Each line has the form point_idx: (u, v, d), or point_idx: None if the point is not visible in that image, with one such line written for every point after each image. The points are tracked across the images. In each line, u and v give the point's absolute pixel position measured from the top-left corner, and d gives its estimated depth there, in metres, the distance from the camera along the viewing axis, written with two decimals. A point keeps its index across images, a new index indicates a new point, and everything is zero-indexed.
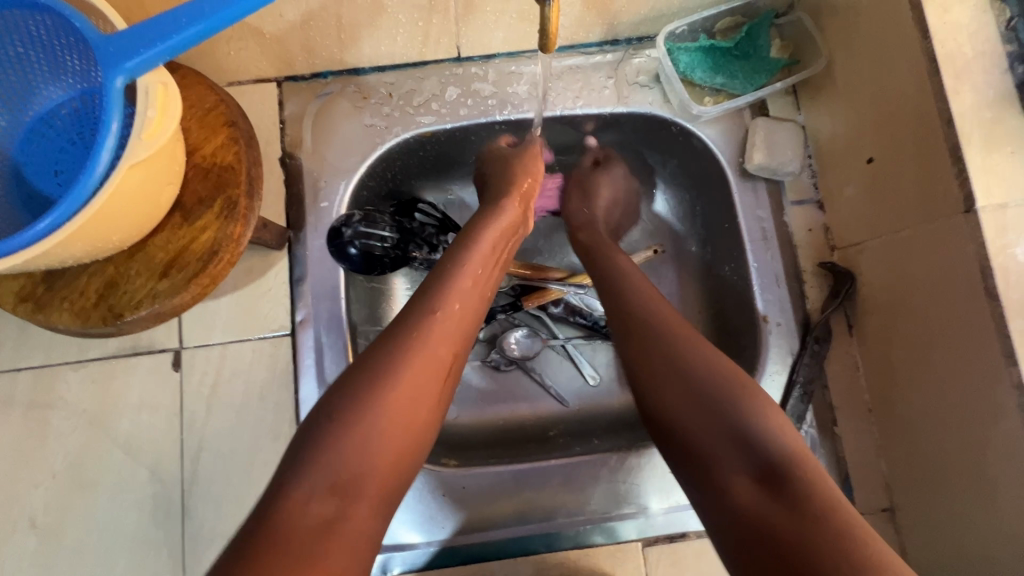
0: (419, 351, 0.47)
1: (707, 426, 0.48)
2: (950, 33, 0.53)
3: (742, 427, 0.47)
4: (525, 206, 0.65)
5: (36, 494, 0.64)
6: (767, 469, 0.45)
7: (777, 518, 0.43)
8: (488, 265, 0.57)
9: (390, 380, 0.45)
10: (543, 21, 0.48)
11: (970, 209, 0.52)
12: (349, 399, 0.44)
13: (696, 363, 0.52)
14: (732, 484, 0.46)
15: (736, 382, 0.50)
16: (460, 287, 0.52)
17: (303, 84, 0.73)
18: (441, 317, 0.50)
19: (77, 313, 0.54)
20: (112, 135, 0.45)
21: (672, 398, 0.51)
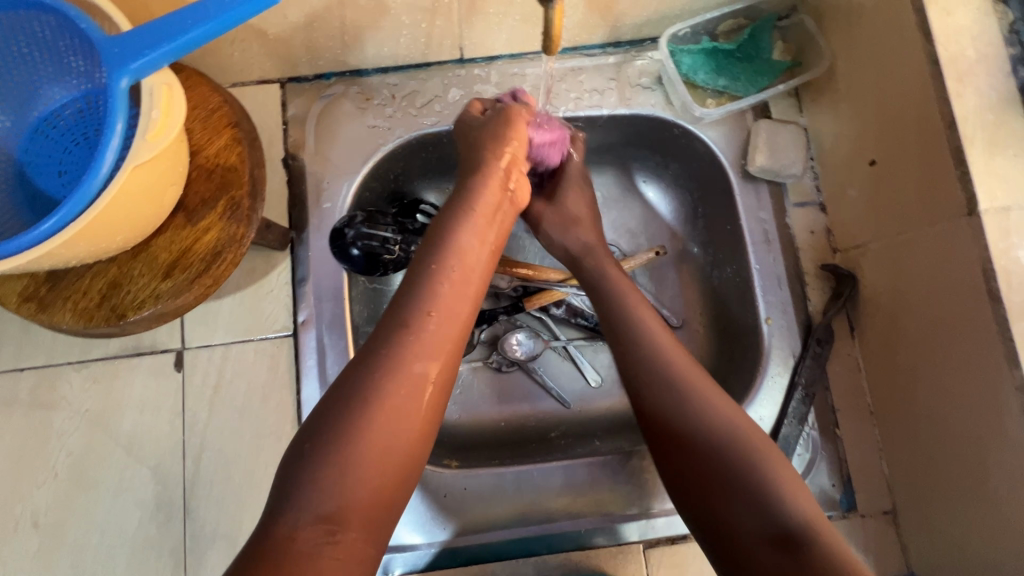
0: (391, 380, 0.45)
1: (719, 483, 0.48)
2: (953, 36, 0.53)
3: (754, 483, 0.47)
4: (505, 184, 0.58)
5: (38, 494, 0.64)
6: (780, 527, 0.45)
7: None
8: (467, 258, 0.52)
9: (363, 414, 0.43)
10: (546, 23, 0.49)
11: (973, 212, 0.52)
12: (336, 417, 0.43)
13: (707, 413, 0.51)
14: (747, 543, 0.46)
15: (747, 435, 0.49)
16: (433, 295, 0.49)
17: (306, 85, 0.73)
18: (412, 335, 0.47)
19: (80, 313, 0.54)
20: (116, 137, 0.45)
21: (684, 450, 0.50)
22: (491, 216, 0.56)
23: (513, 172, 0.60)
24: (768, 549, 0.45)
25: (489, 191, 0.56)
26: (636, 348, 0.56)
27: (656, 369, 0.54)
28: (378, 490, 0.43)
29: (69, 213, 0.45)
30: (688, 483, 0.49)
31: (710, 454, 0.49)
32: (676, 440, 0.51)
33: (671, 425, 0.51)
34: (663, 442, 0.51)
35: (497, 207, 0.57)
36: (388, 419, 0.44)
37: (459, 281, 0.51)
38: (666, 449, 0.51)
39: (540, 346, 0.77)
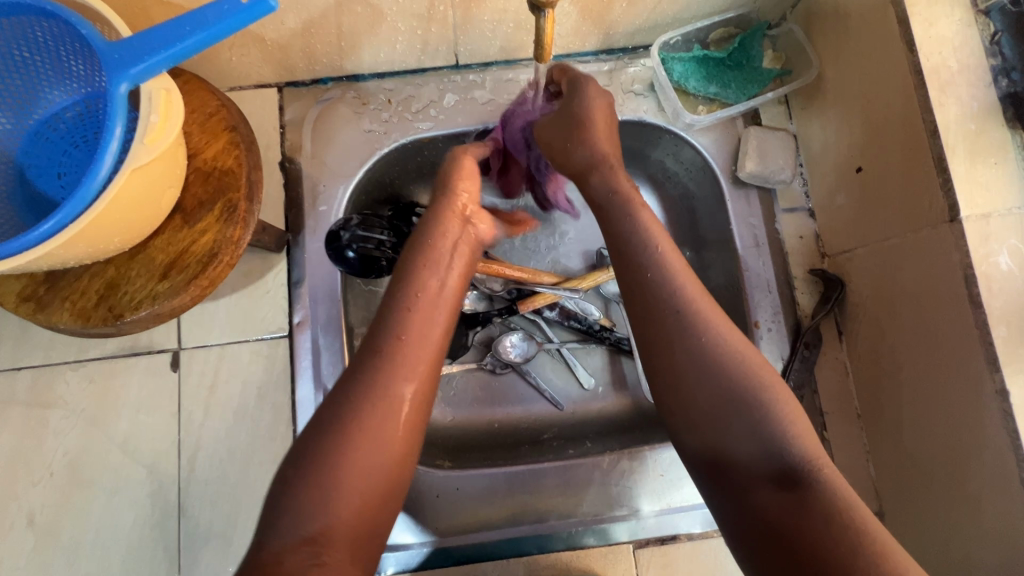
0: (370, 407, 0.45)
1: (724, 425, 0.46)
2: (936, 46, 0.55)
3: (760, 428, 0.45)
4: (467, 214, 0.58)
5: (34, 493, 0.65)
6: (783, 466, 0.44)
7: (793, 519, 0.42)
8: (433, 289, 0.53)
9: (343, 438, 0.44)
10: (537, 32, 0.49)
11: (955, 219, 0.53)
12: (319, 443, 0.44)
13: (717, 357, 0.48)
14: (746, 483, 0.45)
15: (757, 380, 0.47)
16: (402, 323, 0.50)
17: (304, 89, 0.75)
18: (384, 363, 0.48)
19: (78, 313, 0.55)
20: (115, 140, 0.46)
21: (691, 391, 0.48)
22: (452, 250, 0.56)
23: (473, 202, 0.60)
24: (769, 489, 0.44)
25: (447, 229, 0.56)
26: (647, 279, 0.52)
27: (668, 301, 0.50)
28: (364, 507, 0.44)
29: (69, 214, 0.46)
30: (691, 426, 0.48)
31: (718, 396, 0.47)
32: (683, 379, 0.48)
33: (678, 362, 0.49)
34: (669, 381, 0.49)
35: (458, 236, 0.57)
36: (367, 443, 0.45)
37: (426, 309, 0.51)
38: (674, 386, 0.48)
39: (533, 349, 0.78)
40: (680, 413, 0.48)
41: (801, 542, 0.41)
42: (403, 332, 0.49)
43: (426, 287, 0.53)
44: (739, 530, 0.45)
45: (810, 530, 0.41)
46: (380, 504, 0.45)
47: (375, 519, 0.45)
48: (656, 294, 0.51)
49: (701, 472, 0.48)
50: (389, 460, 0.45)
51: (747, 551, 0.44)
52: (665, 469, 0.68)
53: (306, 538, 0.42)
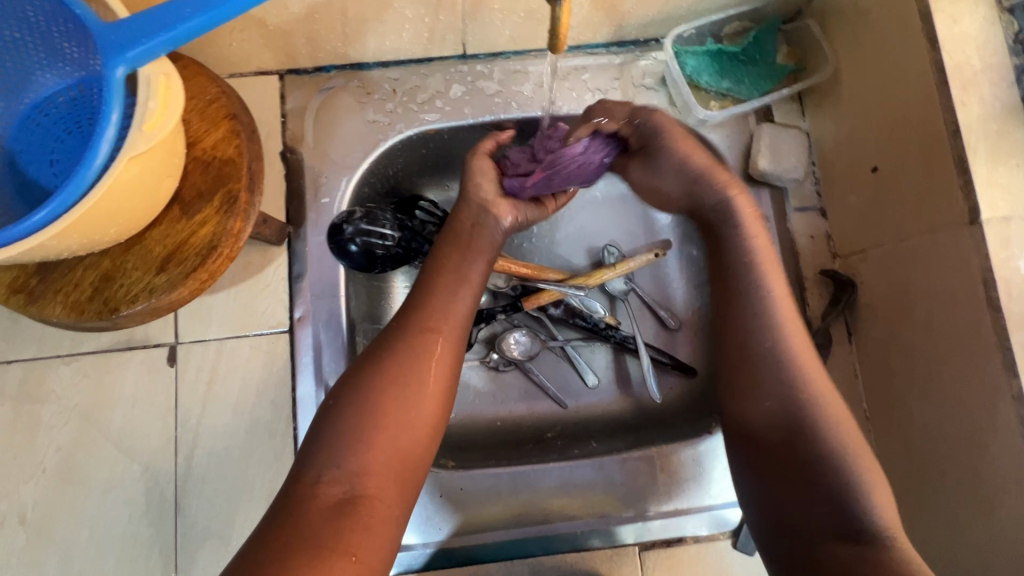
0: (399, 380, 0.49)
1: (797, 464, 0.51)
2: (959, 44, 0.53)
3: (833, 471, 0.49)
4: (486, 197, 0.61)
5: (25, 490, 0.63)
6: (849, 518, 0.48)
7: (847, 555, 0.46)
8: (456, 265, 0.57)
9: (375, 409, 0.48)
10: (553, 20, 0.47)
11: (975, 221, 0.52)
12: (355, 401, 0.48)
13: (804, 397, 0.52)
14: (812, 523, 0.49)
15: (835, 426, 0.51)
16: (431, 297, 0.55)
17: (306, 77, 0.72)
18: (419, 338, 0.52)
19: (71, 306, 0.53)
20: (111, 127, 0.44)
21: (774, 438, 0.52)
22: (472, 233, 0.59)
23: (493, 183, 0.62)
24: (829, 525, 0.48)
25: (466, 216, 0.61)
26: (747, 317, 0.56)
27: (769, 349, 0.54)
28: (393, 461, 0.47)
29: (63, 203, 0.44)
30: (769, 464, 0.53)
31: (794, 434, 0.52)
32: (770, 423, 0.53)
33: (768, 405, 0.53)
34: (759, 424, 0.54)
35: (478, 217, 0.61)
36: (395, 412, 0.48)
37: (451, 286, 0.56)
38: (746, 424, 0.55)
39: (537, 346, 0.76)
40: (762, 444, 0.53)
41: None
42: (436, 303, 0.54)
43: (447, 266, 0.57)
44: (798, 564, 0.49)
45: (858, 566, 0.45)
46: (415, 462, 0.48)
47: (404, 483, 0.48)
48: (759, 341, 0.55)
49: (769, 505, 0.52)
50: (419, 437, 0.49)
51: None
52: (673, 468, 0.67)
53: (336, 478, 0.45)
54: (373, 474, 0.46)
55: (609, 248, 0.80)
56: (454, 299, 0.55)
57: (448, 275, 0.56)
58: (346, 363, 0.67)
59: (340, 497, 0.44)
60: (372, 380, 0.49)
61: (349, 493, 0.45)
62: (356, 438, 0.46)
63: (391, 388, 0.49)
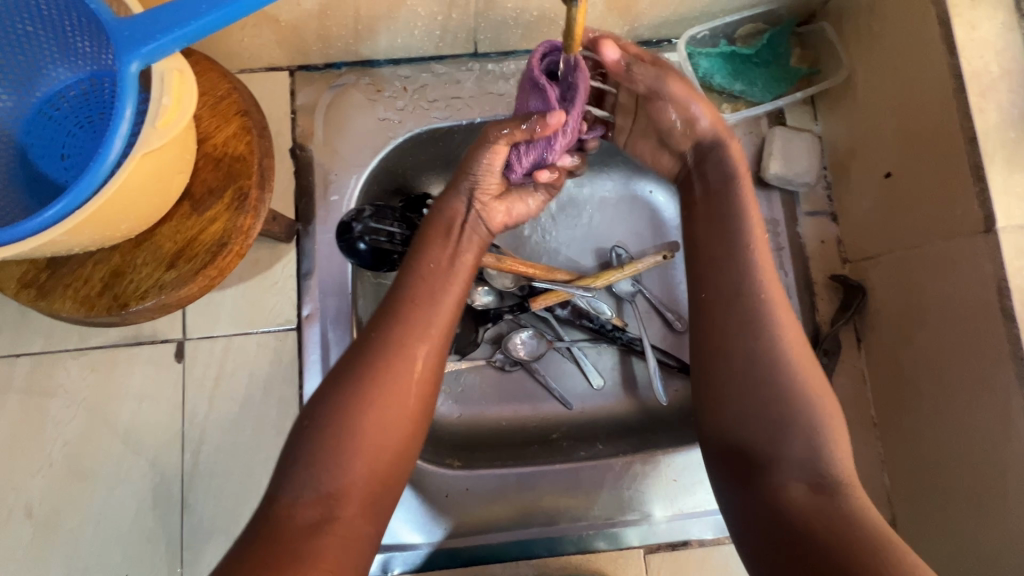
0: (385, 371, 0.49)
1: (767, 424, 0.49)
2: (977, 51, 0.53)
3: (802, 433, 0.48)
4: (478, 194, 0.60)
5: (33, 483, 0.63)
6: (815, 478, 0.47)
7: (812, 516, 0.45)
8: (444, 254, 0.57)
9: (362, 402, 0.48)
10: (568, 21, 0.46)
11: (990, 229, 0.52)
12: (335, 416, 0.47)
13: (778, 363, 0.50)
14: (779, 482, 0.48)
15: (802, 389, 0.50)
16: (420, 290, 0.54)
17: (316, 74, 0.72)
18: (406, 330, 0.52)
19: (81, 301, 0.53)
20: (125, 122, 0.44)
21: (733, 390, 0.52)
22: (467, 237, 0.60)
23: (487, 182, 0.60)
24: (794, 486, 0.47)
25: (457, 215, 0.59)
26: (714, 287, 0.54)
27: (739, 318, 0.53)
28: (373, 479, 0.48)
29: (76, 200, 0.44)
30: (735, 429, 0.51)
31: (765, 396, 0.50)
32: (743, 385, 0.51)
33: (734, 365, 0.52)
34: (731, 386, 0.51)
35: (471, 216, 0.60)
36: (378, 405, 0.48)
37: (439, 273, 0.56)
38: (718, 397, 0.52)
39: (544, 347, 0.76)
40: (732, 404, 0.51)
41: (812, 543, 0.43)
42: (422, 314, 0.53)
43: (434, 260, 0.56)
44: (759, 528, 0.47)
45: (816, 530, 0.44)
46: (392, 477, 0.49)
47: (376, 501, 0.48)
48: (734, 307, 0.53)
49: (726, 470, 0.51)
50: (400, 427, 0.49)
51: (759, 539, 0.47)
52: (681, 468, 0.67)
53: (312, 502, 0.45)
54: (350, 493, 0.46)
55: (617, 249, 0.80)
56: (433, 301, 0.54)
57: (435, 283, 0.55)
58: None
59: (315, 519, 0.44)
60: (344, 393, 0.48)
61: (328, 512, 0.45)
62: (338, 460, 0.46)
63: (369, 405, 0.48)
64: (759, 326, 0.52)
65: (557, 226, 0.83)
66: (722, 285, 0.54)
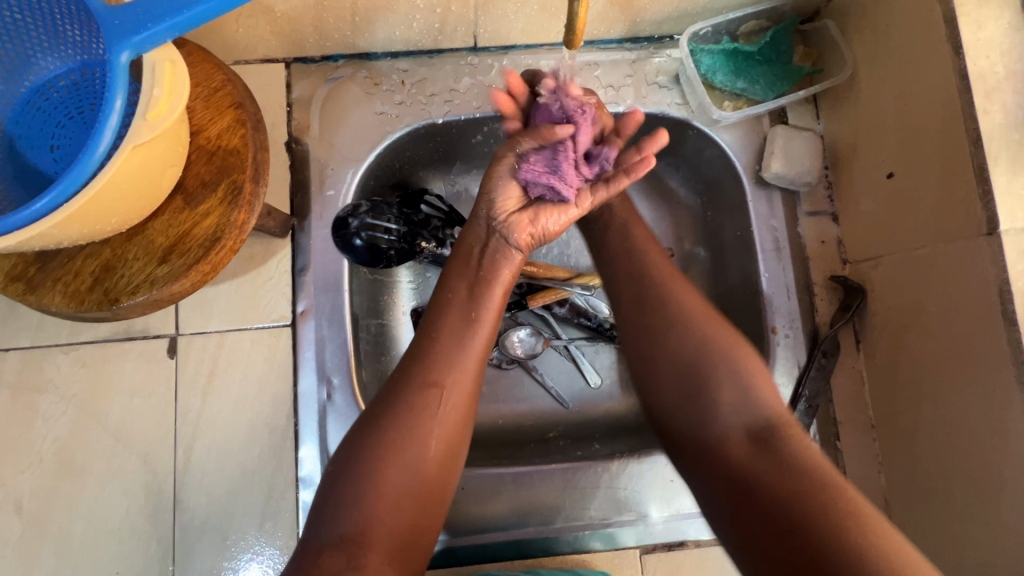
0: (414, 414, 0.49)
1: (699, 398, 0.52)
2: (983, 50, 0.52)
3: (742, 420, 0.51)
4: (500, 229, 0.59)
5: (22, 479, 0.62)
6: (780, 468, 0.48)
7: (761, 471, 0.48)
8: (466, 292, 0.56)
9: (388, 449, 0.48)
10: (570, 16, 0.47)
11: (993, 232, 0.51)
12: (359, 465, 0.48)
13: (704, 340, 0.54)
14: (727, 459, 0.50)
15: (736, 381, 0.52)
16: (447, 329, 0.54)
17: (313, 66, 0.71)
18: (437, 371, 0.51)
19: (71, 296, 0.52)
20: (115, 114, 0.43)
21: (677, 396, 0.53)
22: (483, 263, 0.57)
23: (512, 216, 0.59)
24: (738, 447, 0.50)
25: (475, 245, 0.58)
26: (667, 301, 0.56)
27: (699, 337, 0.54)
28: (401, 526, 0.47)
29: (64, 191, 0.43)
30: (678, 422, 0.53)
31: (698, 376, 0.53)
32: (677, 370, 0.53)
33: (665, 348, 0.54)
34: (664, 372, 0.54)
35: (498, 250, 0.58)
36: (400, 449, 0.48)
37: (462, 310, 0.55)
38: (671, 411, 0.54)
39: (541, 345, 0.76)
40: (668, 389, 0.54)
41: (772, 504, 0.46)
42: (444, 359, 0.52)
43: (456, 295, 0.55)
44: (721, 499, 0.49)
45: (771, 489, 0.46)
46: (420, 520, 0.48)
47: (403, 550, 0.47)
48: (656, 291, 0.57)
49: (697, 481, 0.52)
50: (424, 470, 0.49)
51: (721, 511, 0.49)
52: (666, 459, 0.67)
53: (336, 554, 0.45)
54: (374, 541, 0.46)
55: None
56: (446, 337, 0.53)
57: (456, 319, 0.54)
58: (348, 358, 0.66)
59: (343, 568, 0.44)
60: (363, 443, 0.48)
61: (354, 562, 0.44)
62: (361, 506, 0.46)
63: (392, 454, 0.48)
64: (686, 308, 0.55)
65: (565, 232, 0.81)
66: (658, 284, 0.57)
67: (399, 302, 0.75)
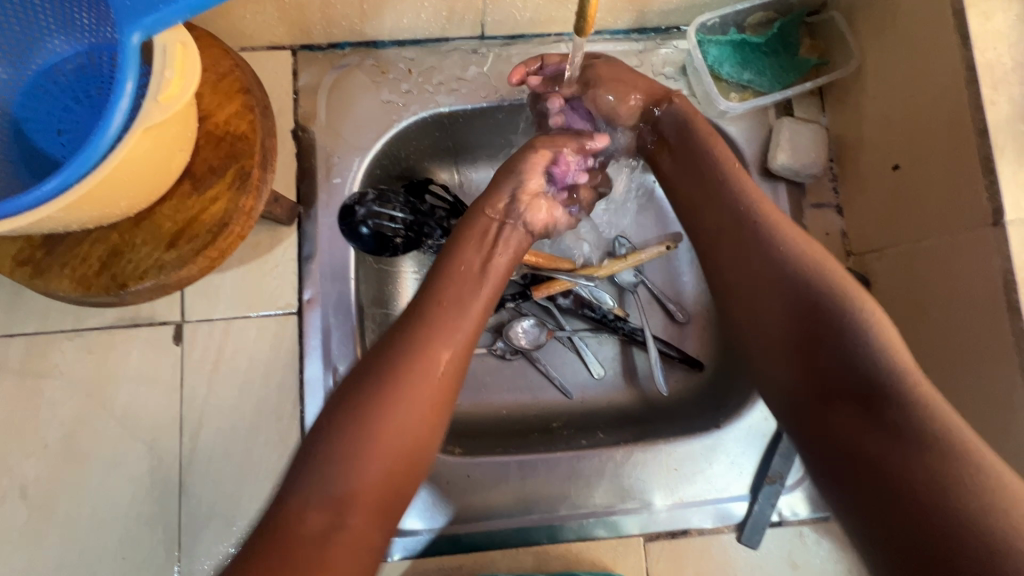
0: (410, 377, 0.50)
1: (804, 349, 0.50)
2: (990, 42, 0.53)
3: (844, 358, 0.48)
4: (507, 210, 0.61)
5: (27, 465, 0.62)
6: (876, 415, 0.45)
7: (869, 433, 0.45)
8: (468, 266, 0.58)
9: (383, 410, 0.48)
10: (582, 3, 0.46)
11: (999, 222, 0.52)
12: (352, 425, 0.47)
13: (811, 298, 0.51)
14: (823, 392, 0.49)
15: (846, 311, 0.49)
16: (449, 295, 0.55)
17: (319, 54, 0.71)
18: (434, 333, 0.53)
19: (78, 281, 0.52)
20: (126, 97, 0.43)
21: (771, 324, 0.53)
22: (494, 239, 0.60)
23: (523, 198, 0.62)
24: (845, 409, 0.47)
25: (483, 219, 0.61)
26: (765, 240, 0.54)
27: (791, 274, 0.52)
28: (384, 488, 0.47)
29: (73, 172, 0.42)
30: (769, 348, 0.53)
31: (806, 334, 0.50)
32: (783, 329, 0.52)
33: (773, 306, 0.53)
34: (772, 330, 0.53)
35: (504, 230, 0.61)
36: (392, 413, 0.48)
37: (466, 280, 0.57)
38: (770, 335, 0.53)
39: (545, 336, 0.76)
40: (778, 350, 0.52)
41: (884, 468, 0.43)
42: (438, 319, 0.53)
43: (467, 263, 0.58)
44: (815, 434, 0.49)
45: (880, 452, 0.44)
46: (403, 490, 0.49)
47: (385, 516, 0.47)
48: (764, 251, 0.55)
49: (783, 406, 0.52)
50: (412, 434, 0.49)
51: (825, 471, 0.47)
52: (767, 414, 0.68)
53: (320, 514, 0.44)
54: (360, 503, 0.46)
55: (619, 240, 0.80)
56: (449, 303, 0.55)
57: (458, 289, 0.56)
58: (354, 347, 0.66)
59: (321, 530, 0.44)
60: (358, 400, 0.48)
61: (335, 523, 0.44)
62: (348, 465, 0.46)
63: (386, 417, 0.48)
64: (783, 261, 0.53)
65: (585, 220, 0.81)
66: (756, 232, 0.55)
67: (403, 292, 0.76)
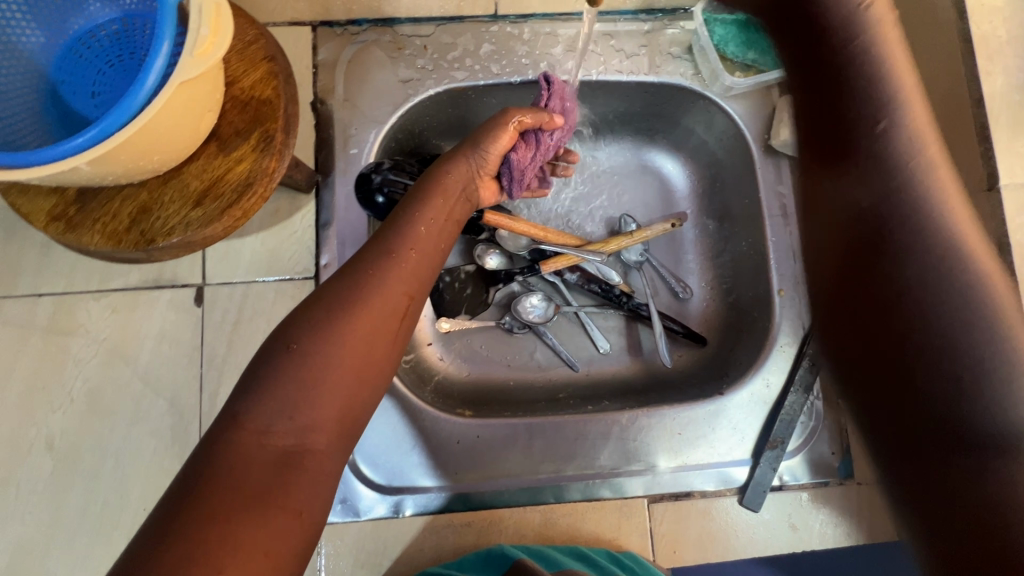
0: (351, 327, 0.46)
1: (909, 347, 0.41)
2: (985, 16, 0.55)
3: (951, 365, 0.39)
4: (469, 180, 0.61)
5: (53, 418, 0.64)
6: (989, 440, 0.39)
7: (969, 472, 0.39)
8: (433, 229, 0.55)
9: (321, 375, 0.43)
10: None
11: (993, 187, 0.54)
12: (296, 365, 0.43)
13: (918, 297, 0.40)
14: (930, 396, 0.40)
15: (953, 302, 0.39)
16: (412, 235, 0.53)
17: (338, 30, 0.73)
18: (374, 276, 0.49)
19: (109, 236, 0.54)
20: (163, 56, 0.46)
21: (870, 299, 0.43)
22: (457, 197, 0.59)
23: (473, 179, 0.62)
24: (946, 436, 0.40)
25: (454, 186, 0.59)
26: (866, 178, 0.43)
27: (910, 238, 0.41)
28: None
29: (110, 126, 0.45)
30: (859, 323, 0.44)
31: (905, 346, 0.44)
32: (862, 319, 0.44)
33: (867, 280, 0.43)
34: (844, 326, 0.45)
35: (456, 195, 0.59)
36: (317, 385, 0.43)
37: (435, 229, 0.55)
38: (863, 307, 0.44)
39: (552, 310, 0.78)
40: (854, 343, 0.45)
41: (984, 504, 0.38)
42: (407, 242, 0.52)
43: (430, 215, 0.56)
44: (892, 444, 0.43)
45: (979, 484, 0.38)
46: None
47: (346, 437, 0.45)
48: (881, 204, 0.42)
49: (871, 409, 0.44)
50: (328, 408, 0.43)
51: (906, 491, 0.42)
52: (769, 380, 0.70)
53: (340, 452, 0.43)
54: None
55: (626, 218, 0.82)
56: (402, 244, 0.52)
57: (420, 248, 0.53)
58: None
59: (285, 451, 0.41)
60: (341, 301, 0.46)
61: (298, 445, 0.41)
62: (308, 399, 0.42)
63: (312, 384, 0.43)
64: (889, 204, 0.42)
65: (594, 200, 0.85)
66: None
67: None
